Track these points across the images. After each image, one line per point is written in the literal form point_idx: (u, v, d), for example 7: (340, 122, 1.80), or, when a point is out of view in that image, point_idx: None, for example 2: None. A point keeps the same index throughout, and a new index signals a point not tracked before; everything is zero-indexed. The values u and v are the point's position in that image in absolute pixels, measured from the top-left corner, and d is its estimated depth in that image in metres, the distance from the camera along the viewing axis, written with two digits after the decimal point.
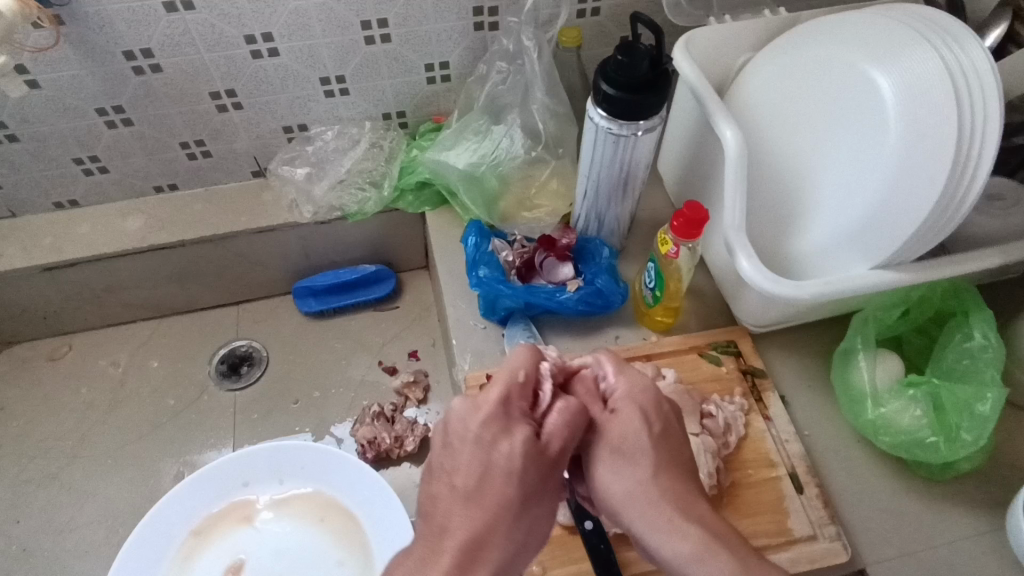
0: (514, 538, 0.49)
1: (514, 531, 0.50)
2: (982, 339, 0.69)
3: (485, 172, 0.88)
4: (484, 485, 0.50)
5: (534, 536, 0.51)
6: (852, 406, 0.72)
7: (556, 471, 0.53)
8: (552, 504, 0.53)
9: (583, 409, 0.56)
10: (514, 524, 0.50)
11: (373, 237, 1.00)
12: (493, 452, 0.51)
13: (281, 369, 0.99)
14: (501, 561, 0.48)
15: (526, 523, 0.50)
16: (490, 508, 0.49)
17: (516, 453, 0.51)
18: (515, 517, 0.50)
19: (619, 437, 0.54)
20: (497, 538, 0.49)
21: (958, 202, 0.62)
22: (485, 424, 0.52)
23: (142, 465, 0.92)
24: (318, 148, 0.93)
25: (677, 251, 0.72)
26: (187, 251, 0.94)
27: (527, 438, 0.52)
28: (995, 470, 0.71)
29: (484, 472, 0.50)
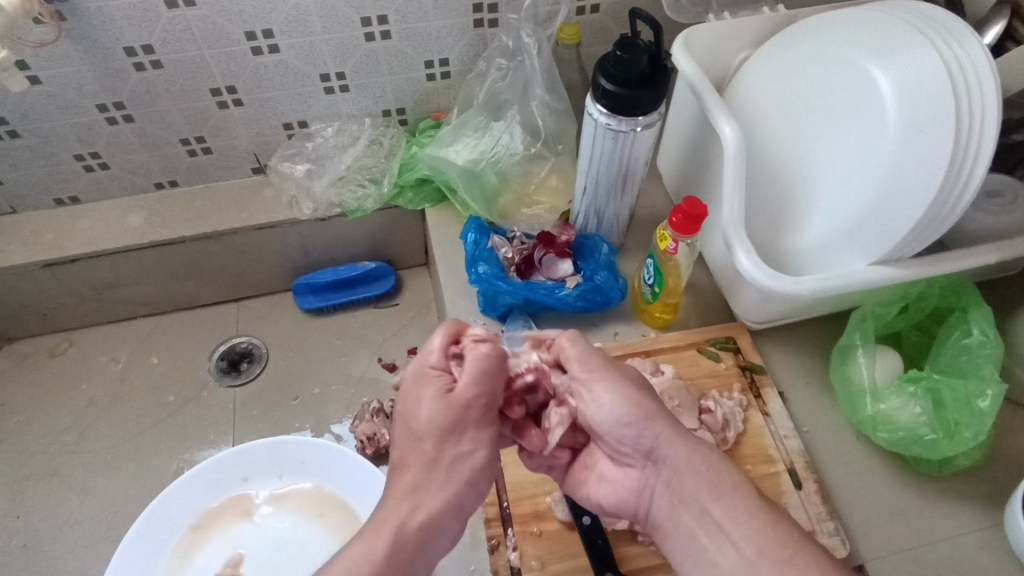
0: (438, 477, 0.56)
1: (432, 480, 0.56)
2: (981, 335, 0.69)
3: (485, 169, 0.88)
4: (404, 447, 0.57)
5: (461, 470, 0.57)
6: (851, 402, 0.72)
7: (470, 420, 0.58)
8: (472, 444, 0.57)
9: (491, 348, 0.61)
10: (433, 472, 0.56)
11: (373, 234, 1.00)
12: (410, 413, 0.58)
13: (281, 365, 0.99)
14: (425, 500, 0.55)
15: (449, 469, 0.56)
16: (410, 458, 0.56)
17: (430, 408, 0.57)
18: (433, 461, 0.56)
19: (636, 377, 0.61)
20: (422, 482, 0.55)
21: (956, 202, 0.62)
22: (403, 397, 0.59)
23: (143, 460, 0.92)
24: (318, 144, 0.94)
25: (676, 247, 0.72)
26: (188, 247, 0.95)
27: (431, 393, 0.58)
28: (993, 466, 0.71)
29: (407, 427, 0.57)
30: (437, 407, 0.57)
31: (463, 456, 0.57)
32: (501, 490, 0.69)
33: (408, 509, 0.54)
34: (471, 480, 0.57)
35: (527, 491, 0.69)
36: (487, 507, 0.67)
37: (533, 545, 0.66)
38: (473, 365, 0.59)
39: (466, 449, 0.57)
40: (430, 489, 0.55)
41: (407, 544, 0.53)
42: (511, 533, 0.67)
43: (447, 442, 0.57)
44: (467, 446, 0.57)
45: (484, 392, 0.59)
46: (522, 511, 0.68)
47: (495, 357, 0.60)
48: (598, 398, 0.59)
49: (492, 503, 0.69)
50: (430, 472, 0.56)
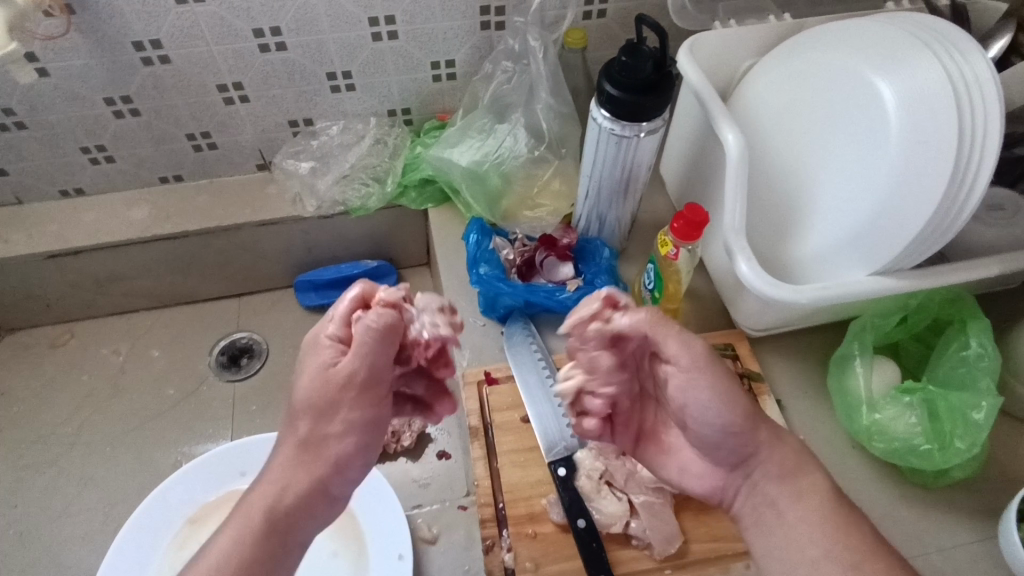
0: (314, 454, 0.56)
1: (312, 456, 0.56)
2: (979, 348, 0.69)
3: (488, 170, 0.89)
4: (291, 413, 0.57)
5: (339, 452, 0.56)
6: (848, 412, 0.72)
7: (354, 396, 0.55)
8: (349, 425, 0.56)
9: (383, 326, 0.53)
10: (312, 449, 0.56)
11: (375, 232, 1.00)
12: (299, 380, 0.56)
13: (281, 361, 1.00)
14: (301, 479, 0.56)
15: (324, 449, 0.56)
16: (293, 429, 0.57)
17: (311, 381, 0.55)
18: (307, 443, 0.56)
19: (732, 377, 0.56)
20: (298, 457, 0.56)
21: (958, 216, 0.63)
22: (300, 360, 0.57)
23: (141, 452, 0.93)
24: (322, 142, 0.94)
25: (677, 253, 0.73)
26: (191, 242, 0.95)
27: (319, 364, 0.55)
28: (988, 478, 0.71)
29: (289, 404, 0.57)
30: (317, 385, 0.55)
31: (338, 437, 0.56)
32: (496, 491, 0.70)
33: (276, 490, 0.55)
34: (344, 459, 0.57)
35: (524, 493, 0.69)
36: (483, 507, 0.68)
37: (527, 546, 0.66)
38: (360, 341, 0.53)
39: (342, 430, 0.56)
40: (301, 470, 0.56)
41: (278, 521, 0.54)
42: (506, 534, 0.67)
43: (322, 422, 0.56)
44: (345, 426, 0.56)
45: (368, 370, 0.54)
46: (517, 513, 0.68)
47: (383, 336, 0.53)
48: (705, 407, 0.55)
49: (488, 504, 0.69)
50: (303, 453, 0.56)
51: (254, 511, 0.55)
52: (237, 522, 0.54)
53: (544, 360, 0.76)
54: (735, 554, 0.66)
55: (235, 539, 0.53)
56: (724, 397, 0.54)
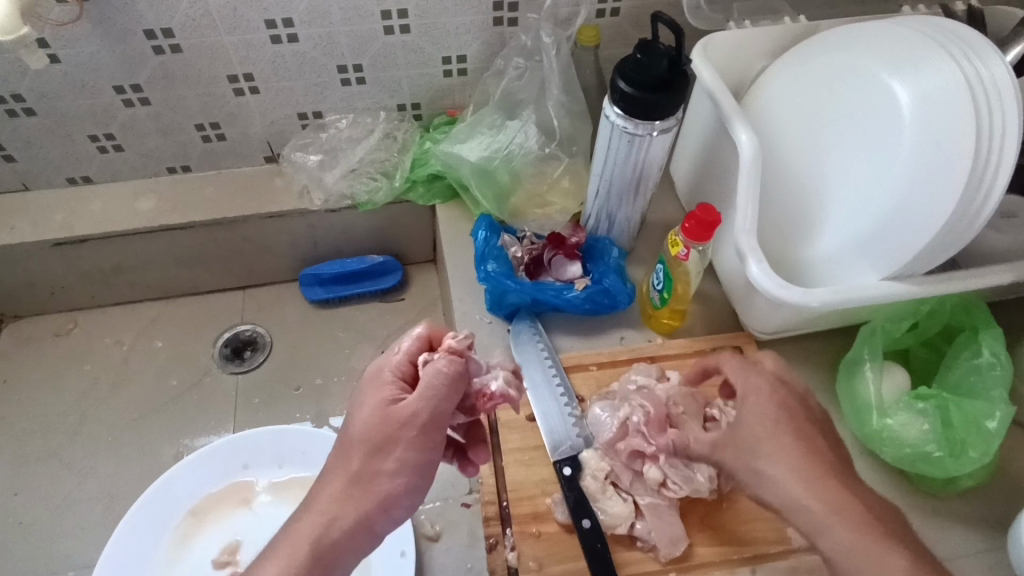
0: (360, 492, 0.55)
1: (358, 494, 0.55)
2: (991, 356, 0.68)
3: (497, 167, 0.88)
4: (344, 446, 0.56)
5: (385, 493, 0.55)
6: (857, 417, 0.71)
7: (410, 436, 0.54)
8: (399, 467, 0.55)
9: (449, 373, 0.56)
10: (357, 486, 0.55)
11: (382, 228, 1.00)
12: (356, 413, 0.56)
13: (284, 355, 0.99)
14: (345, 516, 0.54)
15: (371, 484, 0.55)
16: (344, 463, 0.56)
17: (370, 414, 0.55)
18: (355, 475, 0.55)
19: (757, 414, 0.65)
20: (345, 493, 0.55)
21: (972, 222, 0.62)
22: (359, 392, 0.58)
23: (143, 443, 0.92)
24: (331, 136, 0.94)
25: (687, 253, 0.72)
26: (197, 232, 0.95)
27: (379, 401, 0.56)
28: (998, 488, 0.71)
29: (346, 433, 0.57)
30: (376, 415, 0.55)
31: (385, 473, 0.55)
32: (501, 489, 0.69)
33: (322, 522, 0.54)
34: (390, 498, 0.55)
35: (528, 491, 0.69)
36: (487, 505, 0.67)
37: (531, 546, 0.66)
38: (425, 384, 0.55)
39: (389, 468, 0.55)
40: (347, 502, 0.55)
41: (319, 555, 0.53)
42: (510, 532, 0.67)
43: (374, 456, 0.55)
44: (397, 463, 0.55)
45: (429, 409, 0.55)
46: (522, 512, 0.67)
47: (449, 382, 0.56)
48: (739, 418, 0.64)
49: (491, 502, 0.68)
50: (351, 487, 0.55)
51: (301, 540, 0.54)
52: (283, 546, 0.54)
53: (551, 359, 0.76)
54: (741, 558, 0.66)
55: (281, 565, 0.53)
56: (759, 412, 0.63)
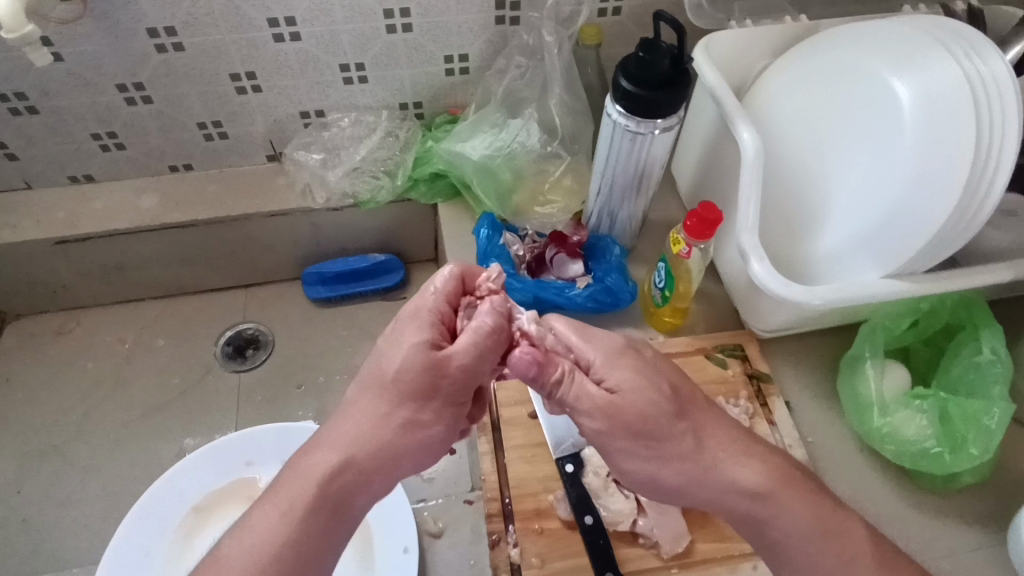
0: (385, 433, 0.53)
1: (382, 436, 0.53)
2: (991, 353, 0.69)
3: (499, 165, 0.89)
4: (373, 386, 0.54)
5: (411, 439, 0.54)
6: (858, 413, 0.71)
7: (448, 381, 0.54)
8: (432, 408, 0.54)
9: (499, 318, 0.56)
10: (381, 429, 0.54)
11: (385, 226, 1.00)
12: (391, 352, 0.55)
13: (286, 353, 1.00)
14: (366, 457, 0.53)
15: (390, 433, 0.53)
16: (371, 402, 0.54)
17: (408, 353, 0.54)
18: (375, 420, 0.54)
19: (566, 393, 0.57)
20: (369, 434, 0.53)
21: (973, 219, 0.63)
22: (393, 330, 0.56)
23: (145, 440, 0.93)
24: (333, 134, 0.94)
25: (689, 251, 0.72)
26: (200, 231, 0.95)
27: (420, 341, 0.54)
28: (997, 484, 0.71)
29: (373, 371, 0.55)
30: (412, 357, 0.54)
31: (405, 424, 0.54)
32: (504, 486, 0.69)
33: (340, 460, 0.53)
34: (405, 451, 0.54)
35: (530, 488, 0.69)
36: (490, 501, 0.68)
37: (534, 542, 0.66)
38: (474, 328, 0.55)
39: (410, 418, 0.54)
40: (361, 448, 0.53)
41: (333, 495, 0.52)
42: (512, 529, 0.67)
43: (403, 403, 0.54)
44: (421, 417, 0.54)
45: (468, 361, 0.54)
46: (524, 508, 0.68)
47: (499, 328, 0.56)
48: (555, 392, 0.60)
49: (494, 499, 0.69)
50: (376, 428, 0.54)
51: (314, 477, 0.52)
52: (289, 488, 0.52)
53: None
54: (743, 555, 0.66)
55: (286, 509, 0.52)
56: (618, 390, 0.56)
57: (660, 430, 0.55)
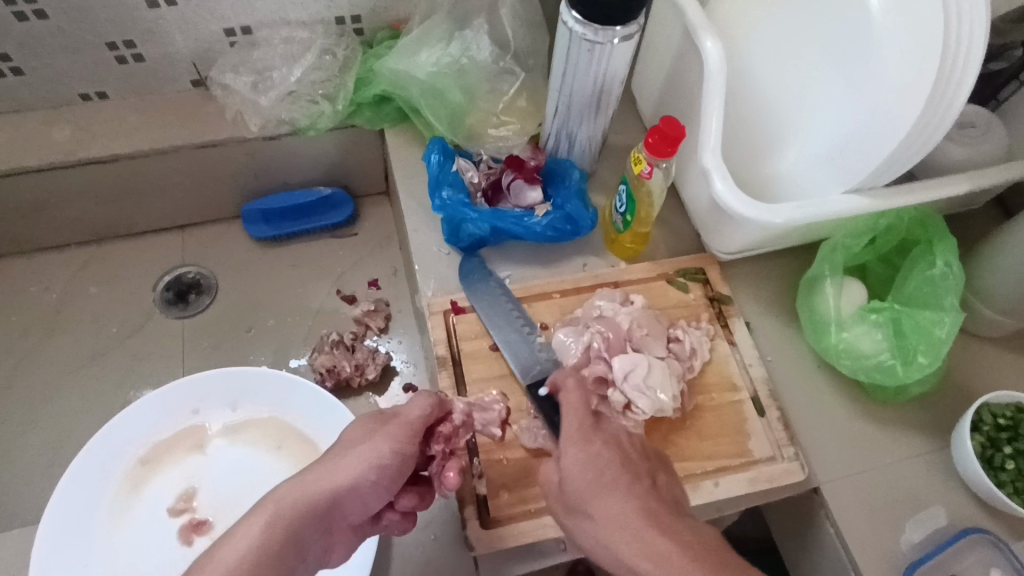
0: (337, 481, 0.55)
1: (337, 481, 0.55)
2: (944, 267, 0.69)
3: (449, 86, 0.82)
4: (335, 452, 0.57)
5: (363, 487, 0.56)
6: (815, 330, 0.72)
7: (396, 431, 0.58)
8: (375, 452, 0.56)
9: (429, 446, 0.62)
10: (334, 472, 0.56)
11: (329, 157, 0.93)
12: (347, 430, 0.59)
13: (233, 296, 0.94)
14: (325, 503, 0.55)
15: (342, 477, 0.55)
16: (328, 459, 0.57)
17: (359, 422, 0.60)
18: (331, 465, 0.56)
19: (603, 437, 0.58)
20: (327, 484, 0.55)
21: (933, 132, 0.58)
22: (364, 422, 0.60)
23: (85, 394, 0.87)
24: (263, 54, 0.85)
25: (650, 172, 0.69)
26: (121, 167, 0.86)
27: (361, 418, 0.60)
28: (946, 392, 0.73)
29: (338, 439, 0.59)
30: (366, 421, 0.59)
31: (357, 466, 0.56)
32: None
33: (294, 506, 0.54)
34: (358, 489, 0.56)
35: None
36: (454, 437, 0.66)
37: (498, 473, 0.66)
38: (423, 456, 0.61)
39: (361, 466, 0.56)
40: (308, 504, 0.54)
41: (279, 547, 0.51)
42: (477, 461, 0.66)
43: (352, 444, 0.57)
44: (365, 452, 0.56)
45: (421, 413, 0.60)
46: (488, 440, 0.67)
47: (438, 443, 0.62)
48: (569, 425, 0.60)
49: None
50: (330, 478, 0.55)
51: (267, 524, 0.52)
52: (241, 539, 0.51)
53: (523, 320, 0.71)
54: (703, 472, 0.67)
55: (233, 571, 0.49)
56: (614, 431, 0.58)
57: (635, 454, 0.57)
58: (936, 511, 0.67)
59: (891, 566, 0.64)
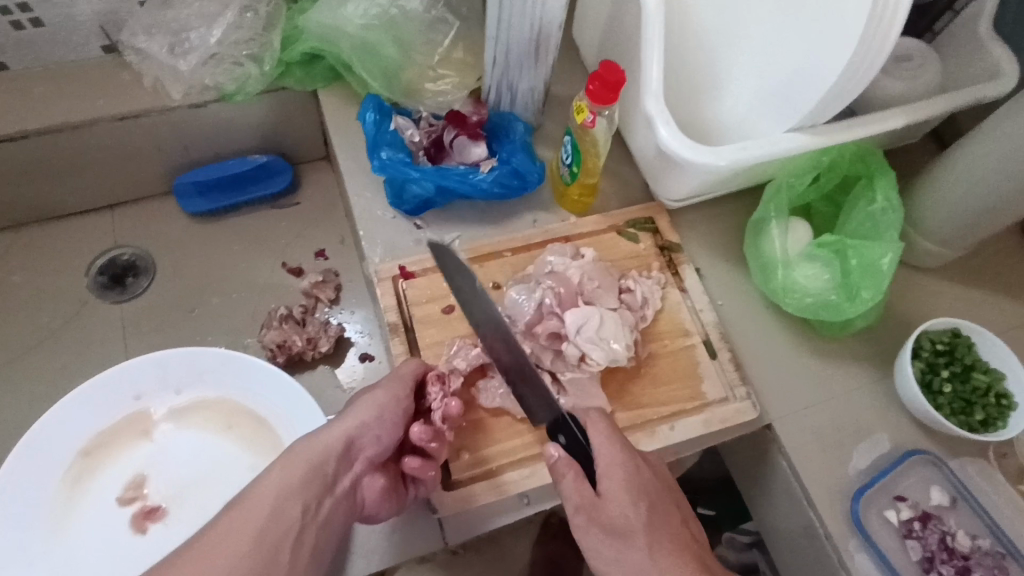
0: (346, 427, 0.60)
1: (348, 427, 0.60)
2: (885, 202, 0.71)
3: (381, 39, 0.79)
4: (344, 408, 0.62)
5: (377, 426, 0.61)
6: (764, 272, 0.72)
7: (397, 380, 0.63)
8: (378, 398, 0.61)
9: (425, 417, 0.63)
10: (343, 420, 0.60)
11: (261, 123, 0.88)
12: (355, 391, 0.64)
13: (172, 276, 0.90)
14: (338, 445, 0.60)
15: (352, 420, 0.60)
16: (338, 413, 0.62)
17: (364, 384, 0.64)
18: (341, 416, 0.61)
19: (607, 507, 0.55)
20: (338, 431, 0.60)
21: (868, 72, 0.58)
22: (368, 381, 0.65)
23: (20, 389, 0.82)
24: (178, 13, 0.80)
25: (593, 120, 0.67)
26: (32, 145, 0.79)
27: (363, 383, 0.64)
28: (888, 324, 0.76)
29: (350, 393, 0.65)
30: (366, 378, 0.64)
31: (363, 411, 0.61)
32: None
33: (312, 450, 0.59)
34: (367, 426, 0.61)
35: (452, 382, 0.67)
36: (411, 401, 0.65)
37: (457, 435, 0.65)
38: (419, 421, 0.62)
39: (367, 409, 0.61)
40: (323, 449, 0.59)
41: (301, 487, 0.57)
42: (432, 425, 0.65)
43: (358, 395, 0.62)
44: (369, 399, 0.61)
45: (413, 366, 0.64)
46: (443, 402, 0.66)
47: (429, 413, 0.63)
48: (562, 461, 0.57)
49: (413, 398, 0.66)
50: (341, 429, 0.60)
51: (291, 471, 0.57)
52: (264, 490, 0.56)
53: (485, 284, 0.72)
54: (659, 418, 0.68)
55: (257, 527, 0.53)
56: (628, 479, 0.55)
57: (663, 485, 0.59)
58: (881, 438, 0.69)
59: (840, 493, 0.67)
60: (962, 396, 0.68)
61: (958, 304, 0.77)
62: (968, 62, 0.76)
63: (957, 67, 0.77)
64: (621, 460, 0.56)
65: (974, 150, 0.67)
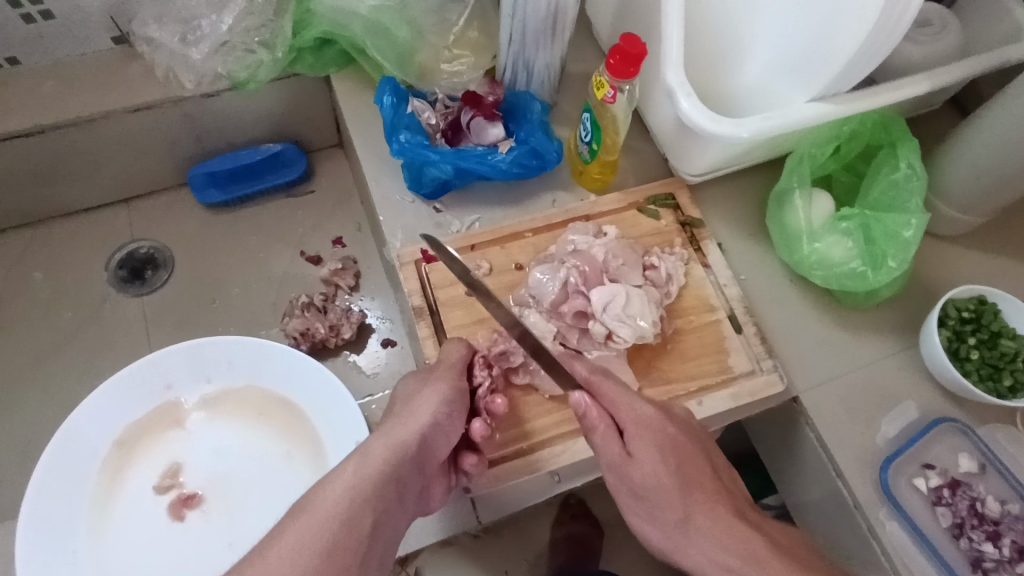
0: (419, 427, 0.58)
1: (417, 425, 0.58)
2: (908, 168, 0.70)
3: (393, 20, 0.78)
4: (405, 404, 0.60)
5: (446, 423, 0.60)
6: (787, 244, 0.72)
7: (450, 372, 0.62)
8: (441, 393, 0.60)
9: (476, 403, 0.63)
10: (410, 418, 0.58)
11: (274, 111, 0.88)
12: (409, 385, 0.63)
13: (191, 268, 0.90)
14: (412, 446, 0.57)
15: (423, 417, 0.58)
16: (405, 414, 0.59)
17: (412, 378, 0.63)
18: (408, 412, 0.59)
19: (634, 465, 0.55)
20: (412, 429, 0.58)
21: (889, 40, 0.57)
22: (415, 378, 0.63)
23: (48, 385, 0.83)
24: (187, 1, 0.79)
25: (614, 95, 0.66)
26: (47, 141, 0.79)
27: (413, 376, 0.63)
28: (912, 292, 0.75)
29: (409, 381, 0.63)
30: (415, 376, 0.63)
31: (433, 408, 0.59)
32: None
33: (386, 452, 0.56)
34: (439, 424, 0.59)
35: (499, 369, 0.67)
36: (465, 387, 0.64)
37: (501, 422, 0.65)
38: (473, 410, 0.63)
39: (435, 404, 0.59)
40: (399, 451, 0.57)
41: (374, 493, 0.54)
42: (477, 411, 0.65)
43: (418, 389, 0.61)
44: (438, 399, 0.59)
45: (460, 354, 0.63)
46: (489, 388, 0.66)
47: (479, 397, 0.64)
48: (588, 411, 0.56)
49: None
50: (412, 430, 0.58)
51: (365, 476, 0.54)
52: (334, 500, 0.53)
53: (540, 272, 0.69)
54: (686, 392, 0.68)
55: (329, 543, 0.51)
56: (656, 433, 0.56)
57: (697, 442, 0.58)
58: (908, 406, 0.70)
59: (870, 462, 0.67)
60: (989, 362, 0.67)
61: (980, 270, 0.77)
62: (989, 24, 0.74)
63: (978, 30, 0.75)
64: (654, 425, 0.56)
65: (998, 114, 0.66)
